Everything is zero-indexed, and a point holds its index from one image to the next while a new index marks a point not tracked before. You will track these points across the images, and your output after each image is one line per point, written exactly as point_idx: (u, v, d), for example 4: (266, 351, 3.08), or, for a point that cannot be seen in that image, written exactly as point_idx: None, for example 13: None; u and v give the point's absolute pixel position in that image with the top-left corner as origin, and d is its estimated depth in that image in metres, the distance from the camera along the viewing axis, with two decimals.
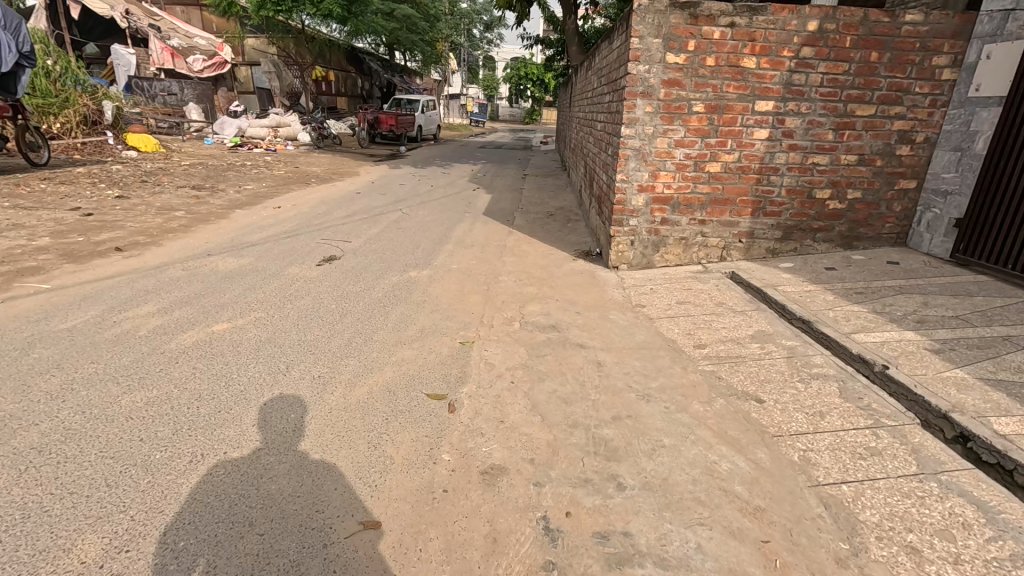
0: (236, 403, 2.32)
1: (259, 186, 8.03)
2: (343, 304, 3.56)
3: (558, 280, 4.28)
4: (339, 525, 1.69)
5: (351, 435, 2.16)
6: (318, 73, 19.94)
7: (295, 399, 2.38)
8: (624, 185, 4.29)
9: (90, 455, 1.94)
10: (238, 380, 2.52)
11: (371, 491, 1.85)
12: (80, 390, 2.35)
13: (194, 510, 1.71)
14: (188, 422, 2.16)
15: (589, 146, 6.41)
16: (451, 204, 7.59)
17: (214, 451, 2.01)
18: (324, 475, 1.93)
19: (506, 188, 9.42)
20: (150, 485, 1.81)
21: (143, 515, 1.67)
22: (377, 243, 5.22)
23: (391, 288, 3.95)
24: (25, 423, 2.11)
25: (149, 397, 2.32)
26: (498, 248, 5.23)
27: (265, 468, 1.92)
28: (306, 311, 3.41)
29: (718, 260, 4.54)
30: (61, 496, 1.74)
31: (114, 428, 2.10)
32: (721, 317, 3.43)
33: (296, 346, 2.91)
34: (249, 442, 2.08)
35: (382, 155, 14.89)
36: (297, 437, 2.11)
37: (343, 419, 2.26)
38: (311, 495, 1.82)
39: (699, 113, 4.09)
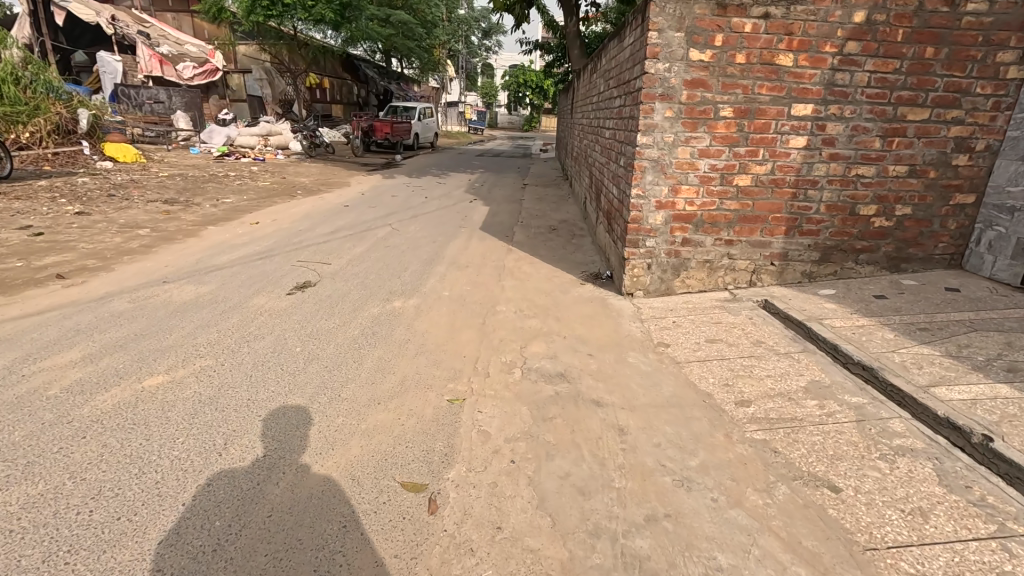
0: (236, 412, 2.30)
1: (239, 198, 7.48)
2: (310, 346, 3.00)
3: (565, 310, 3.71)
4: (339, 532, 1.68)
5: (318, 509, 1.78)
6: (312, 80, 19.49)
7: (296, 408, 2.35)
8: (640, 202, 3.74)
9: (94, 460, 1.95)
10: (235, 392, 2.46)
11: (370, 501, 1.83)
12: (82, 396, 2.35)
13: (196, 515, 1.72)
14: (191, 430, 2.16)
15: (595, 156, 5.85)
16: (446, 218, 7.05)
17: (216, 459, 2.00)
18: (324, 485, 1.90)
19: (504, 199, 8.88)
20: (152, 490, 1.82)
21: (145, 520, 1.68)
22: (360, 264, 4.66)
23: (371, 322, 3.39)
24: (27, 428, 2.11)
25: (152, 405, 2.32)
26: (495, 270, 4.66)
27: (267, 475, 1.92)
28: (263, 355, 2.85)
29: (747, 285, 3.97)
30: (63, 501, 1.75)
31: (116, 434, 2.10)
32: (762, 361, 2.86)
33: (238, 411, 2.31)
34: (251, 451, 2.06)
35: (376, 164, 14.38)
36: (299, 446, 2.10)
37: (289, 512, 1.75)
38: (312, 501, 1.81)
39: (726, 118, 3.55)
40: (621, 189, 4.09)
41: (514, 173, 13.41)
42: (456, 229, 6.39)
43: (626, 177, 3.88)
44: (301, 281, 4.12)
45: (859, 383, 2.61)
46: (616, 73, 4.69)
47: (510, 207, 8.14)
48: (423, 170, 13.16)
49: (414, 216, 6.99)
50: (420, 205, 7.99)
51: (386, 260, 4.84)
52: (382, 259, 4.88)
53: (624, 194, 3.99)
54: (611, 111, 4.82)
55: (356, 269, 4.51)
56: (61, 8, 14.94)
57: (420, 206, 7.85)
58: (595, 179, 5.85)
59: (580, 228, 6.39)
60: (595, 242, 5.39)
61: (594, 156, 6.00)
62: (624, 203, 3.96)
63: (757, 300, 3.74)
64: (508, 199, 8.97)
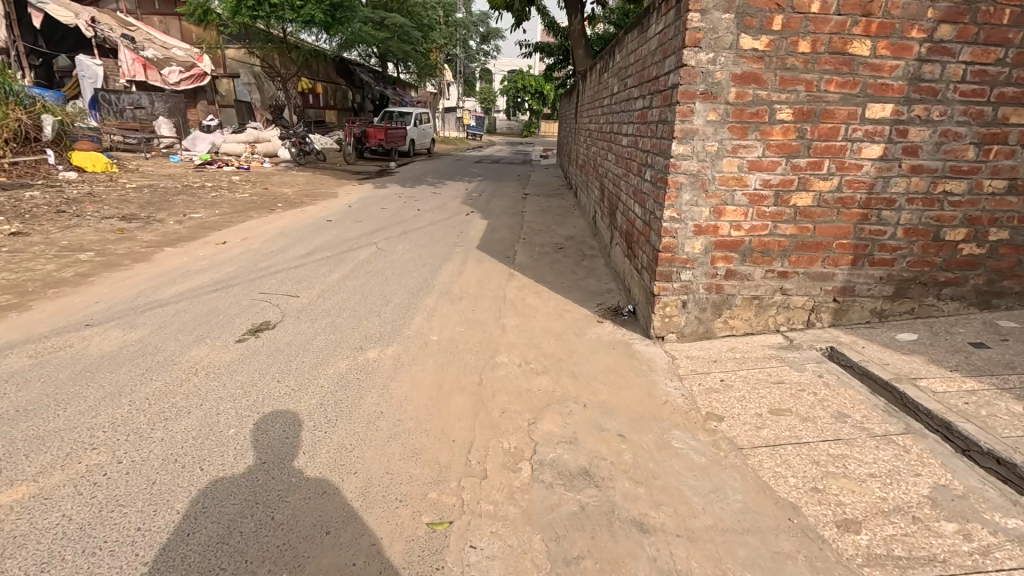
0: (231, 421, 2.27)
1: (210, 213, 6.75)
2: (246, 425, 2.25)
3: (581, 362, 2.96)
4: (335, 540, 1.67)
5: (313, 515, 1.76)
6: (304, 85, 18.83)
7: (291, 417, 2.31)
8: (675, 226, 3.00)
9: (89, 468, 1.94)
10: (230, 403, 2.42)
11: (365, 510, 1.80)
12: (76, 405, 2.33)
13: (194, 522, 1.71)
14: (188, 438, 2.15)
15: (609, 166, 5.10)
16: (439, 234, 6.32)
17: (211, 469, 1.97)
18: (319, 494, 1.87)
19: (504, 212, 8.15)
20: (150, 496, 1.81)
21: (144, 527, 1.68)
22: (333, 297, 3.93)
23: (335, 383, 2.65)
24: (20, 435, 2.10)
25: (146, 415, 2.29)
26: (494, 303, 3.93)
27: (264, 484, 1.90)
28: (178, 441, 2.12)
29: (804, 326, 3.23)
30: (59, 508, 1.74)
31: (112, 442, 2.09)
32: (855, 448, 2.12)
33: (122, 533, 1.66)
34: (247, 461, 2.04)
35: (369, 172, 13.67)
36: (294, 454, 2.07)
37: (275, 530, 1.69)
38: (309, 508, 1.80)
39: (785, 122, 2.82)
40: (647, 208, 3.36)
41: (513, 182, 12.69)
42: (449, 248, 5.66)
43: (656, 195, 3.15)
44: (257, 321, 3.38)
45: (1003, 489, 1.86)
46: (636, 70, 3.96)
47: (510, 221, 7.40)
48: (418, 178, 12.43)
49: (403, 232, 6.26)
50: (410, 218, 7.26)
51: (364, 290, 4.10)
52: (360, 289, 4.15)
53: (651, 215, 3.25)
54: (631, 115, 4.09)
55: (327, 304, 3.78)
56: (38, 10, 14.26)
57: (411, 220, 7.12)
58: (608, 193, 5.10)
59: (590, 247, 5.64)
60: (611, 266, 4.65)
61: (606, 167, 5.26)
62: (652, 227, 3.23)
63: (820, 347, 3.00)
64: (508, 211, 8.23)
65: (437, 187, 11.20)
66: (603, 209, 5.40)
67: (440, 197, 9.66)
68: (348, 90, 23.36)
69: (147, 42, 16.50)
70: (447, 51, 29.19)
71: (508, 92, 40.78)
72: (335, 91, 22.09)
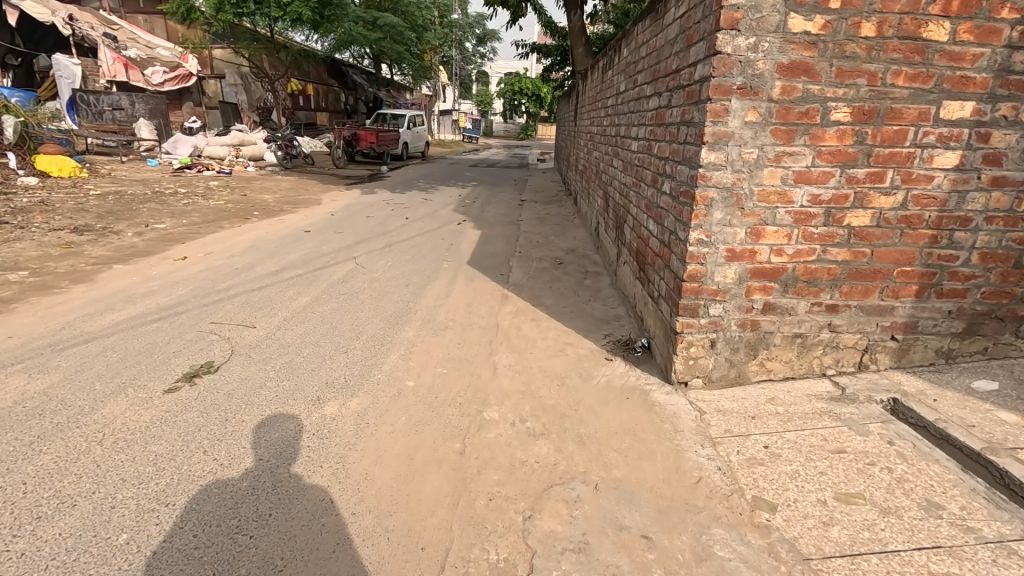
0: (228, 424, 2.28)
1: (176, 223, 6.17)
2: (145, 527, 1.69)
3: (588, 420, 2.41)
4: (322, 542, 1.66)
5: (302, 519, 1.76)
6: (294, 86, 18.27)
7: (288, 420, 2.32)
8: (703, 251, 2.45)
9: (85, 465, 1.96)
10: (226, 407, 2.41)
11: (353, 514, 1.79)
12: (71, 405, 2.35)
13: (185, 521, 1.72)
14: (185, 439, 2.16)
15: (615, 173, 4.56)
16: (427, 247, 5.77)
17: (207, 471, 1.98)
18: (311, 497, 1.87)
19: (499, 220, 7.59)
20: (145, 494, 1.84)
21: (135, 524, 1.70)
22: (296, 327, 3.36)
23: (277, 454, 2.10)
24: (19, 432, 2.14)
25: (147, 415, 2.30)
26: (484, 335, 3.37)
27: (257, 485, 1.91)
28: (102, 510, 1.75)
29: (855, 369, 2.68)
30: (52, 504, 1.76)
31: (108, 441, 2.11)
32: (965, 563, 1.56)
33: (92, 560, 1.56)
34: (242, 461, 2.05)
35: (358, 177, 13.12)
36: (289, 458, 2.07)
37: (268, 521, 1.74)
38: (298, 510, 1.80)
39: (840, 123, 2.28)
40: (665, 226, 2.81)
41: (509, 187, 12.15)
42: (437, 263, 5.10)
43: (677, 212, 2.60)
44: (198, 362, 2.81)
45: None
46: (649, 64, 3.43)
47: (506, 231, 6.85)
48: (409, 183, 11.87)
49: (387, 245, 5.70)
50: (397, 228, 6.70)
51: (334, 318, 3.54)
52: (330, 316, 3.58)
53: (672, 235, 2.71)
54: (642, 116, 3.55)
55: (287, 337, 3.21)
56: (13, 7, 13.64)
57: (397, 230, 6.56)
58: (614, 204, 4.56)
59: (592, 263, 5.09)
60: (618, 287, 4.10)
61: (612, 174, 4.72)
62: (673, 249, 2.68)
63: (880, 399, 2.45)
64: (503, 219, 7.68)
65: (429, 193, 10.64)
66: (608, 221, 4.86)
67: (432, 203, 9.11)
68: (340, 92, 22.79)
69: (129, 41, 15.91)
70: (442, 53, 28.66)
71: (504, 95, 40.28)
72: (326, 92, 21.53)
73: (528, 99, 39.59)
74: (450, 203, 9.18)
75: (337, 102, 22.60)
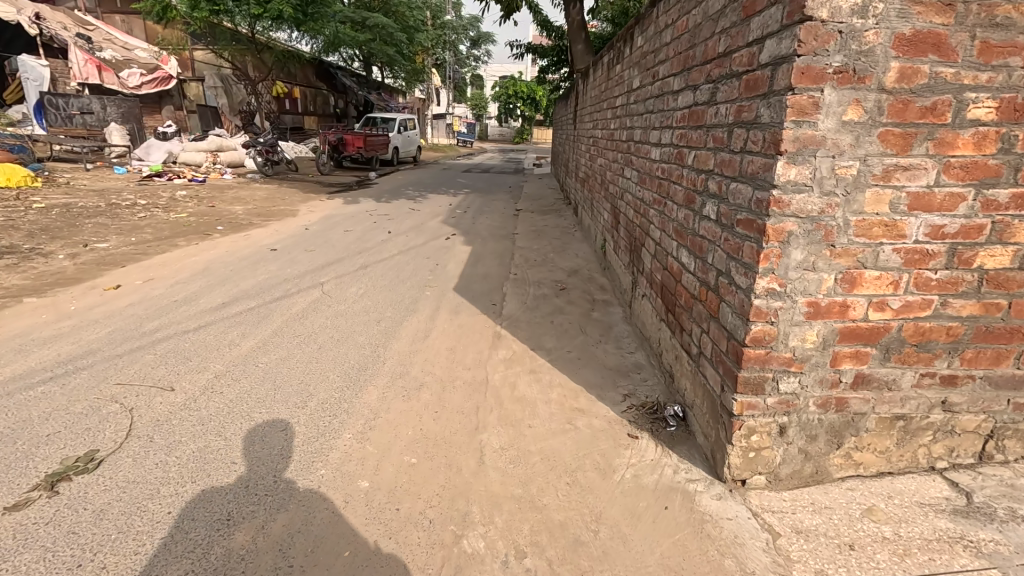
0: (222, 429, 2.26)
1: (123, 241, 5.42)
2: (133, 534, 1.68)
3: (614, 551, 1.67)
4: (313, 549, 1.66)
5: (293, 524, 1.75)
6: (279, 89, 17.54)
7: (282, 426, 2.30)
8: (774, 305, 1.73)
9: (81, 469, 1.97)
10: (219, 412, 2.39)
11: (346, 521, 1.79)
12: (68, 409, 2.36)
13: (179, 527, 1.72)
14: (181, 443, 2.16)
15: (627, 184, 3.84)
16: (410, 268, 5.04)
17: (199, 477, 1.97)
18: (304, 502, 1.87)
19: (491, 234, 6.86)
20: (141, 496, 1.85)
21: (128, 529, 1.70)
22: (228, 388, 2.62)
23: (269, 460, 2.08)
24: (17, 435, 2.16)
25: (143, 420, 2.30)
26: (470, 397, 2.63)
27: (249, 490, 1.91)
28: (92, 516, 1.75)
29: (973, 460, 1.96)
30: (49, 507, 1.78)
31: (106, 444, 2.13)
32: None
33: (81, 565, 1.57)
34: (234, 468, 2.03)
35: (343, 184, 12.39)
36: (283, 463, 2.06)
37: (259, 527, 1.73)
38: (288, 517, 1.78)
39: (981, 124, 1.56)
40: (711, 264, 2.10)
41: (504, 194, 11.43)
42: (419, 290, 4.37)
43: (732, 247, 1.88)
44: (75, 453, 2.06)
45: None
46: (677, 52, 2.72)
47: (499, 247, 6.12)
48: (396, 190, 11.13)
49: (362, 267, 4.96)
50: (377, 245, 5.96)
51: (281, 372, 2.81)
52: (276, 369, 2.84)
53: (722, 276, 1.98)
54: (668, 116, 2.83)
55: (211, 405, 2.46)
56: None
57: (378, 247, 5.83)
58: (627, 221, 3.84)
59: (600, 289, 4.36)
60: (637, 325, 3.37)
61: (624, 186, 4.00)
62: (724, 296, 1.96)
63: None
64: (497, 232, 6.96)
65: (417, 201, 9.91)
66: (619, 241, 4.15)
67: (419, 214, 8.37)
68: (329, 94, 22.04)
69: (104, 42, 15.13)
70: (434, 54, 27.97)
71: (498, 98, 39.60)
72: (314, 95, 20.78)
73: (523, 102, 39.00)
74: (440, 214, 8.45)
75: (325, 106, 21.86)
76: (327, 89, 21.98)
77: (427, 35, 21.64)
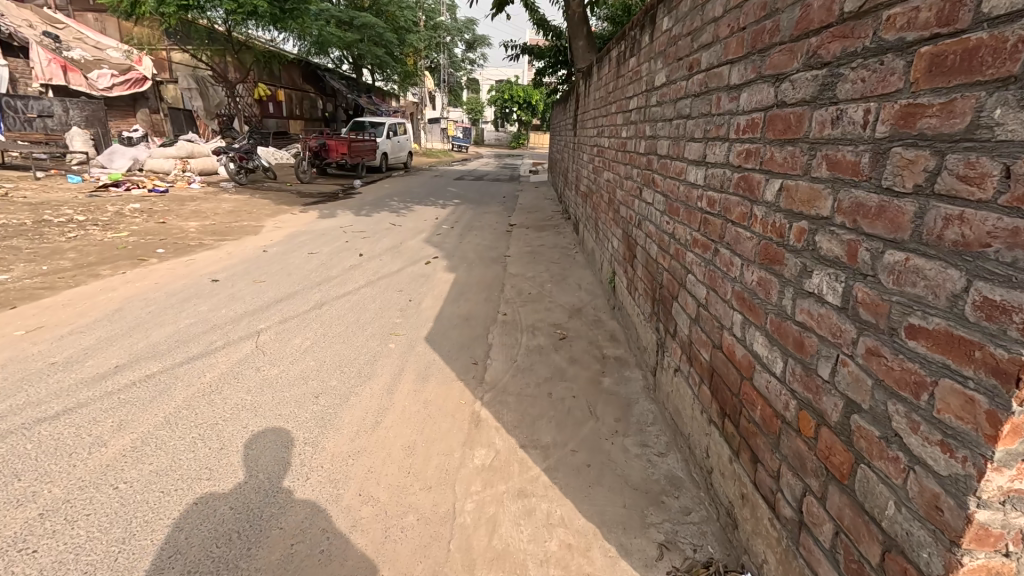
0: (220, 438, 2.29)
1: (32, 270, 4.50)
2: (137, 541, 1.72)
3: None
4: (316, 550, 1.72)
5: (295, 529, 1.81)
6: (262, 91, 16.65)
7: (280, 435, 2.33)
8: (1015, 522, 0.83)
9: (81, 477, 2.01)
10: (218, 421, 2.43)
11: (345, 527, 1.82)
12: (72, 415, 2.41)
13: (184, 532, 1.77)
14: (181, 451, 2.20)
15: (649, 211, 2.94)
16: (376, 306, 4.13)
17: (200, 485, 2.00)
18: (303, 509, 1.91)
19: (479, 256, 5.96)
20: (144, 501, 1.90)
21: (133, 535, 1.74)
22: (52, 541, 1.71)
23: (269, 469, 2.11)
24: (22, 441, 2.20)
25: (144, 428, 2.35)
26: (424, 552, 1.72)
27: (248, 498, 1.94)
28: (97, 522, 1.79)
29: None
30: (55, 513, 1.82)
31: (108, 451, 2.17)
32: None
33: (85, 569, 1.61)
34: (233, 475, 2.07)
35: (324, 193, 11.49)
36: (282, 472, 2.09)
37: (258, 532, 1.78)
38: (287, 523, 1.83)
39: None
40: (830, 383, 1.20)
41: (496, 206, 10.54)
42: (382, 341, 3.46)
43: (898, 375, 0.98)
44: None
45: None
46: (736, 29, 1.83)
47: (488, 275, 5.22)
48: (379, 201, 10.22)
49: (317, 307, 4.05)
50: (342, 273, 5.05)
51: (148, 500, 1.90)
52: (143, 495, 1.93)
53: (863, 418, 1.08)
54: (720, 124, 1.94)
55: None
56: None
57: (343, 276, 4.92)
58: (648, 261, 2.93)
59: (609, 339, 3.47)
60: (666, 410, 2.46)
61: (643, 213, 3.10)
62: (872, 458, 1.05)
63: None
64: (486, 255, 6.05)
65: (401, 214, 9.02)
66: (635, 283, 3.24)
67: (400, 229, 7.47)
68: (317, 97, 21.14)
69: (72, 40, 14.19)
70: (427, 57, 27.12)
71: (494, 102, 38.77)
72: (301, 98, 19.87)
73: (519, 106, 38.19)
74: (424, 230, 7.55)
75: (312, 109, 20.95)
76: (314, 92, 21.08)
77: (419, 36, 20.77)
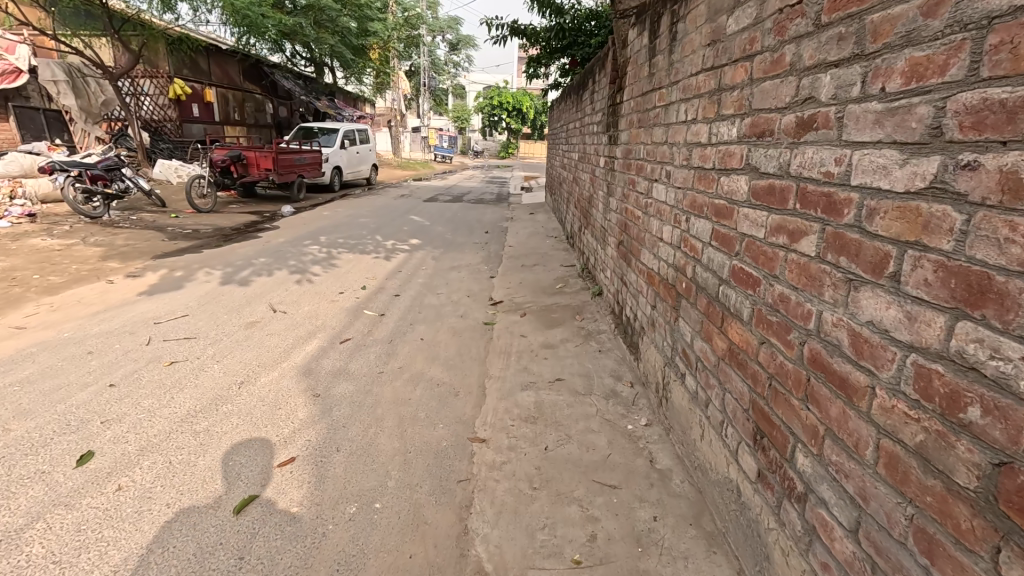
0: (210, 447, 2.33)
1: None
2: (122, 548, 1.75)
3: None
4: (296, 563, 1.71)
5: (270, 540, 1.81)
6: (178, 88, 13.07)
7: (263, 447, 2.34)
8: None
9: (71, 483, 2.05)
10: (213, 426, 2.50)
11: (320, 548, 1.78)
12: (64, 424, 2.44)
13: (166, 542, 1.78)
14: (175, 454, 2.27)
15: None
16: (199, 515, 1.92)
17: (184, 495, 2.02)
18: (281, 519, 1.91)
19: (406, 446, 2.38)
20: (129, 510, 1.92)
21: (116, 544, 1.76)
22: None
23: (251, 480, 2.12)
24: (17, 449, 2.24)
25: (135, 435, 2.39)
26: None
27: (228, 511, 1.94)
28: (89, 523, 1.85)
29: None
30: (44, 517, 1.87)
31: (98, 457, 2.22)
32: None
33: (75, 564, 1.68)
34: (214, 487, 2.08)
35: (221, 230, 7.89)
36: (263, 482, 2.11)
37: (234, 536, 1.82)
38: (263, 532, 1.84)
39: None
40: None
41: (472, 250, 6.94)
42: None
43: None
44: None
45: None
46: None
47: None
48: (290, 246, 6.61)
49: None
50: None
51: None
52: None
53: None
54: None
55: None
56: None
57: None
58: None
59: None
60: None
61: None
62: None
63: None
64: (427, 435, 2.47)
65: (311, 273, 5.40)
66: None
67: (274, 326, 3.85)
68: (262, 99, 17.57)
69: None
70: (402, 56, 23.65)
71: (480, 109, 35.20)
72: (239, 100, 16.29)
73: (507, 113, 34.63)
74: (323, 324, 3.92)
75: (255, 113, 17.27)
76: (259, 91, 17.35)
77: (386, 24, 17.09)
